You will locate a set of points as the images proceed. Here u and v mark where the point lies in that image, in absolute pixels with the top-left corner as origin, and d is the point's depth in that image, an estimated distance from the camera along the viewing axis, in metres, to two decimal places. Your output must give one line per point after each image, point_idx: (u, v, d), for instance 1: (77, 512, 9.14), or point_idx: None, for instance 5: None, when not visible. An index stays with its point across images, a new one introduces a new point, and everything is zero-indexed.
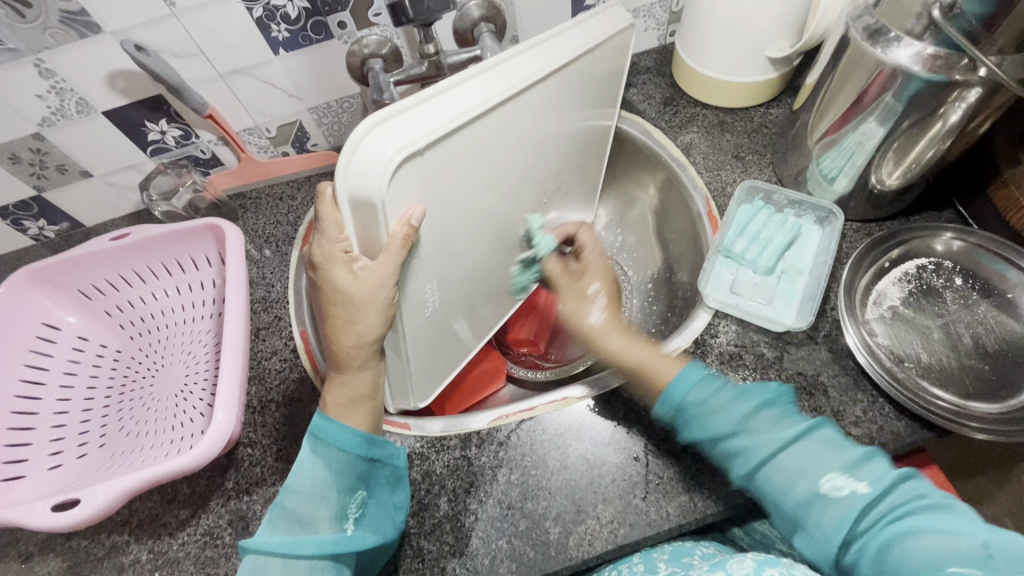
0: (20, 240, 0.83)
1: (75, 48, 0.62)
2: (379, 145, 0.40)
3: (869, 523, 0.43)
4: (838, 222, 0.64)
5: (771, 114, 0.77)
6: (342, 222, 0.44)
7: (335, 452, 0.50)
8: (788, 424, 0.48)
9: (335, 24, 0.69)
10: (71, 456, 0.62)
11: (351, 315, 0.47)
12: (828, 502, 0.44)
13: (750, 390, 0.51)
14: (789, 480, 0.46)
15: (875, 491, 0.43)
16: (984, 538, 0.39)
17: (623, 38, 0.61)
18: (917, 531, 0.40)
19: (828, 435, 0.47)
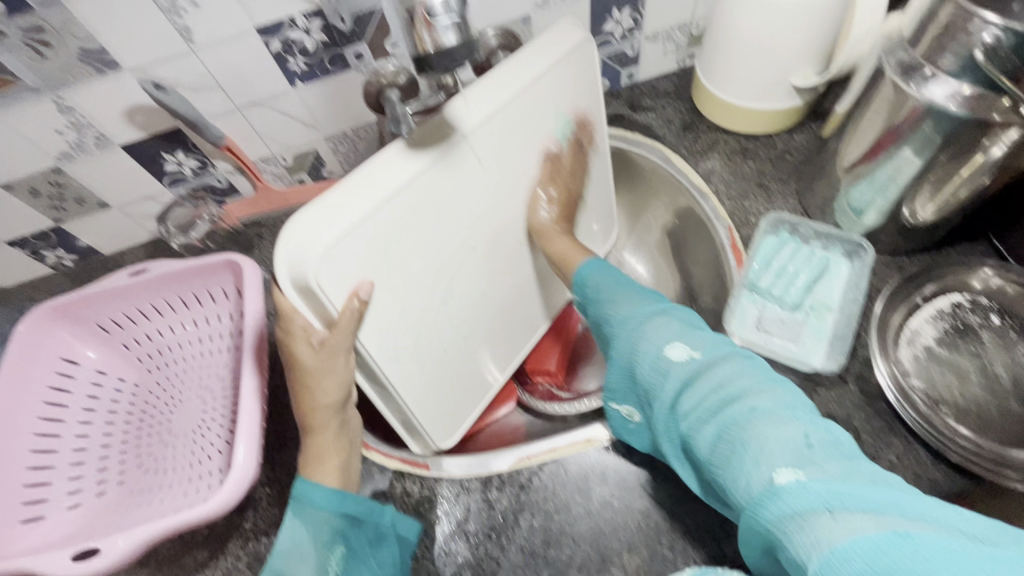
0: (39, 270, 0.83)
1: (94, 85, 0.62)
2: (311, 233, 0.44)
3: (709, 398, 0.46)
4: (869, 257, 0.62)
5: (795, 140, 0.75)
6: (293, 306, 0.48)
7: (311, 510, 0.51)
8: (644, 302, 0.57)
9: (352, 55, 0.68)
10: (91, 494, 0.62)
11: (311, 384, 0.52)
12: (668, 371, 0.50)
13: (627, 282, 0.62)
14: (655, 336, 0.53)
15: (707, 363, 0.48)
16: (807, 427, 0.41)
17: (571, 66, 0.63)
18: (753, 414, 0.42)
19: (691, 323, 0.54)
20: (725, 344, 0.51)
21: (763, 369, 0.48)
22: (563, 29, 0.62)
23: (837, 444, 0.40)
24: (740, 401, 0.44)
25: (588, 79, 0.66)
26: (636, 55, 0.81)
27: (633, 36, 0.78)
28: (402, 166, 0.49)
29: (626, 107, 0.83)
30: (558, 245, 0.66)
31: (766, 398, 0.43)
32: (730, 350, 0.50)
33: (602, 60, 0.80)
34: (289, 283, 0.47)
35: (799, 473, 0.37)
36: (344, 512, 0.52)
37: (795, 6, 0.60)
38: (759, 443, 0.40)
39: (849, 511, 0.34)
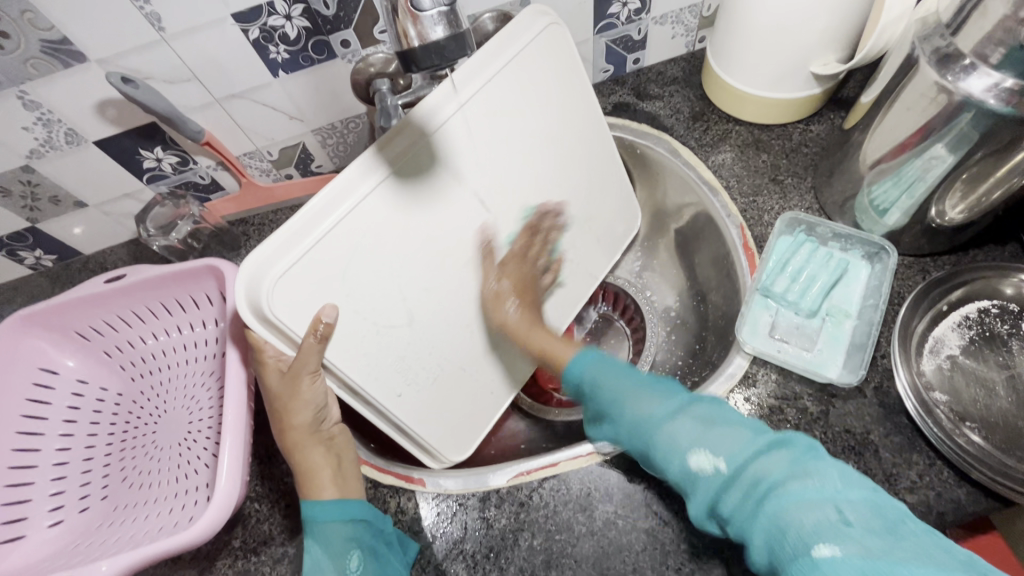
0: (17, 270, 0.80)
1: (60, 78, 0.58)
2: (262, 266, 0.46)
3: (738, 493, 0.42)
4: (891, 260, 0.58)
5: (812, 131, 0.70)
6: (263, 340, 0.49)
7: (328, 525, 0.51)
8: (662, 396, 0.50)
9: (338, 43, 0.63)
10: (73, 510, 0.59)
11: (290, 406, 0.51)
12: (696, 475, 0.44)
13: (629, 372, 0.54)
14: (681, 436, 0.46)
15: (734, 462, 0.43)
16: (839, 503, 0.39)
17: (534, 58, 0.59)
18: (784, 503, 0.40)
19: (708, 415, 0.48)
20: (745, 427, 0.46)
21: (789, 449, 0.44)
22: (522, 18, 0.58)
23: (872, 508, 0.39)
24: (770, 497, 0.41)
25: (560, 66, 0.62)
26: (642, 38, 0.75)
27: (640, 19, 0.72)
28: (353, 185, 0.50)
29: (632, 95, 0.78)
30: (536, 339, 0.61)
31: (799, 484, 0.40)
32: (752, 431, 0.46)
33: (606, 45, 0.75)
34: (254, 323, 0.48)
35: (839, 548, 0.36)
36: (351, 516, 0.52)
37: None
38: (798, 531, 0.38)
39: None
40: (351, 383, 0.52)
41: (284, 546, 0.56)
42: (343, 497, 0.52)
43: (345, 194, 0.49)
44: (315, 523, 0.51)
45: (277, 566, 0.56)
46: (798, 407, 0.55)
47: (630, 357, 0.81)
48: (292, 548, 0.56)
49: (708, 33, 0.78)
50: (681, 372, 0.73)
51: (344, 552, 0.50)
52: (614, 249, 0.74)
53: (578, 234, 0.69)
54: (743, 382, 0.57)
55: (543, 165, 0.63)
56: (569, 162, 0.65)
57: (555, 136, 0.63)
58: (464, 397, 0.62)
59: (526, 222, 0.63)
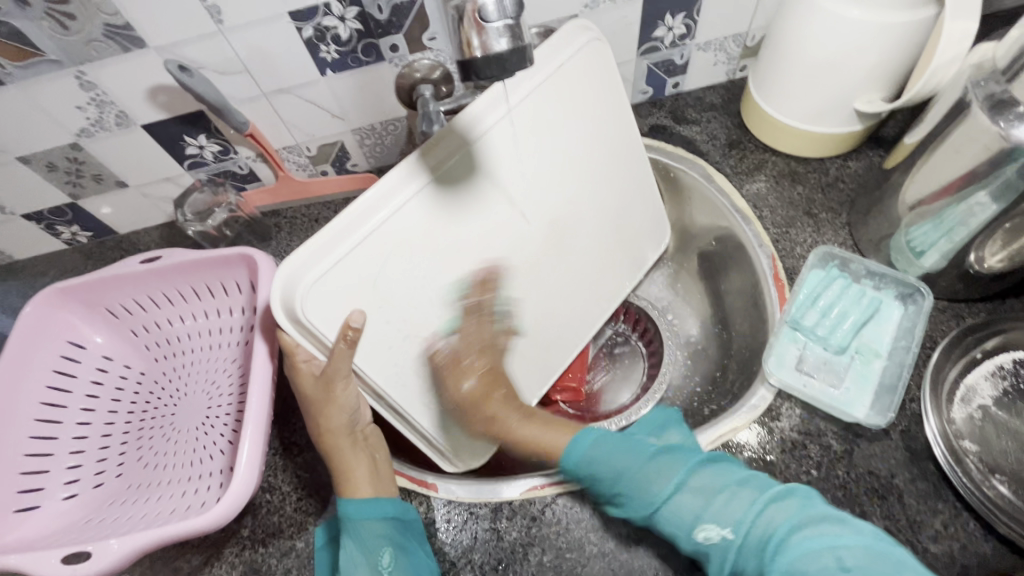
0: (53, 244, 0.81)
1: (118, 62, 0.59)
2: (297, 268, 0.47)
3: (752, 557, 0.41)
4: (926, 302, 0.57)
5: (849, 167, 0.70)
6: (295, 342, 0.50)
7: (364, 523, 0.52)
8: (667, 464, 0.46)
9: (387, 47, 0.65)
10: (88, 485, 0.60)
11: (324, 410, 0.52)
12: (706, 548, 0.43)
13: (626, 442, 0.48)
14: (689, 513, 0.43)
15: (743, 532, 0.42)
16: (843, 548, 0.39)
17: (572, 73, 0.59)
18: (793, 564, 0.39)
19: (706, 483, 0.44)
20: (744, 484, 0.44)
21: (798, 498, 0.43)
22: (564, 33, 0.59)
23: (881, 555, 0.38)
24: (777, 556, 0.40)
25: (598, 82, 0.62)
26: (684, 63, 0.76)
27: (684, 44, 0.73)
28: (393, 190, 0.51)
29: (669, 118, 0.78)
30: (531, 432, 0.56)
31: (809, 534, 0.40)
32: (755, 488, 0.44)
33: (647, 68, 0.75)
34: (287, 325, 0.49)
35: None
36: (385, 514, 0.52)
37: (868, 24, 0.56)
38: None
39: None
40: (377, 386, 0.53)
41: (292, 540, 0.56)
42: (377, 496, 0.53)
43: (385, 198, 0.50)
44: (349, 521, 0.52)
45: (284, 560, 0.55)
46: (822, 444, 0.54)
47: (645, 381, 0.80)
48: (301, 542, 0.56)
49: (750, 63, 0.78)
50: (700, 398, 0.72)
51: (376, 548, 0.51)
52: (640, 268, 0.74)
53: (606, 253, 0.69)
54: (766, 415, 0.56)
55: (576, 181, 0.63)
56: (603, 178, 0.66)
57: (589, 154, 0.64)
58: None
59: (557, 236, 0.63)
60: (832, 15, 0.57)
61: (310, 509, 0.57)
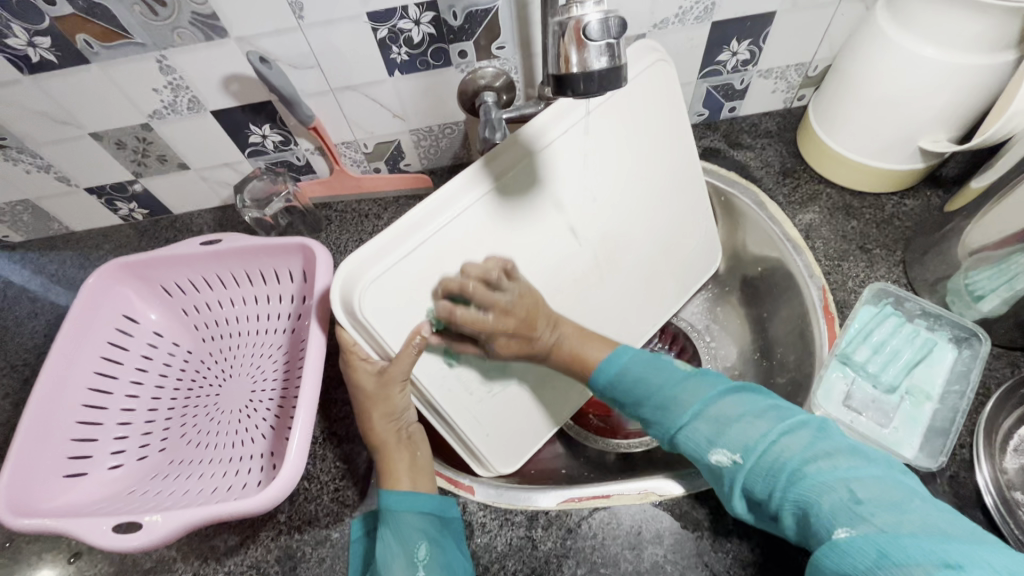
0: (110, 219, 0.84)
1: (199, 49, 0.61)
2: (359, 266, 0.49)
3: (761, 482, 0.42)
4: (983, 348, 0.56)
5: (906, 206, 0.70)
6: (354, 340, 0.52)
7: (405, 515, 0.52)
8: (695, 387, 0.49)
9: (456, 52, 0.66)
10: (133, 457, 0.62)
11: (376, 407, 0.53)
12: (719, 472, 0.44)
13: (663, 367, 0.52)
14: (708, 435, 0.45)
15: (752, 453, 0.43)
16: (856, 482, 0.38)
17: (637, 94, 0.60)
18: (803, 488, 0.39)
19: (726, 407, 0.46)
20: (767, 412, 0.45)
21: (820, 433, 0.43)
22: (632, 53, 0.60)
23: (891, 487, 0.38)
24: (788, 484, 0.40)
25: (662, 103, 0.62)
26: (744, 89, 0.76)
27: (746, 70, 0.73)
28: (457, 195, 0.52)
29: (723, 142, 0.79)
30: None
31: (819, 467, 0.40)
32: (774, 416, 0.44)
33: (706, 90, 0.75)
34: (345, 321, 0.51)
35: (852, 531, 0.36)
36: (425, 510, 0.53)
37: (943, 64, 0.55)
38: (818, 517, 0.38)
39: (910, 561, 0.33)
40: (424, 390, 0.54)
41: (327, 529, 0.57)
42: (415, 488, 0.54)
43: (449, 204, 0.51)
44: (388, 512, 0.52)
45: (318, 548, 0.56)
46: None
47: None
48: (336, 532, 0.57)
49: (808, 93, 0.78)
50: None
51: (413, 540, 0.51)
52: (685, 289, 0.74)
53: (652, 271, 0.68)
54: None
55: (631, 199, 0.63)
56: (658, 201, 0.66)
57: (646, 175, 0.64)
58: (520, 414, 0.61)
59: (608, 253, 0.63)
60: (905, 52, 0.57)
61: (347, 501, 0.58)
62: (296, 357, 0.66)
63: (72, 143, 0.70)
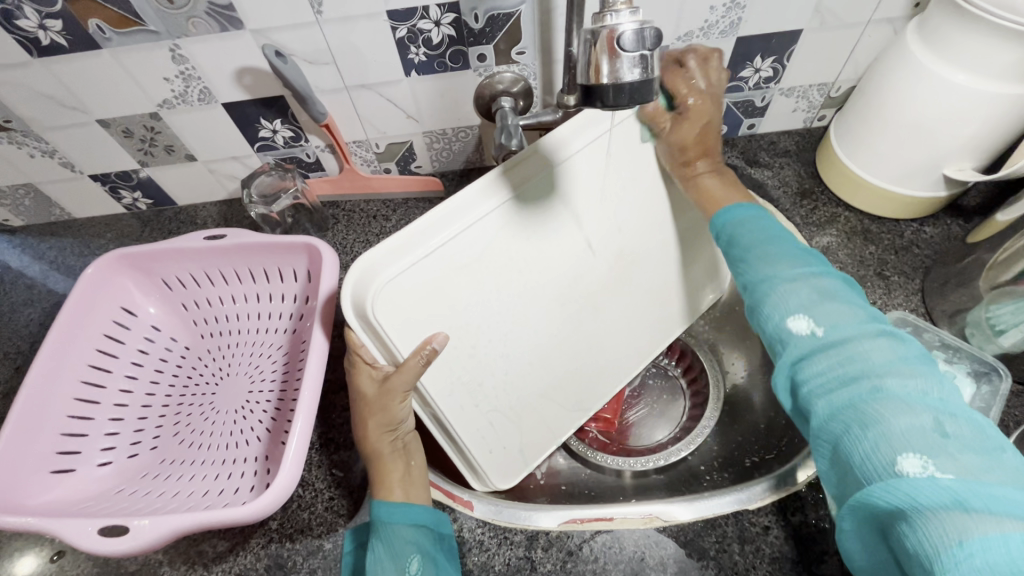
0: (114, 208, 0.82)
1: (213, 40, 0.60)
2: (372, 269, 0.46)
3: (827, 364, 0.39)
4: (1004, 385, 0.54)
5: (925, 233, 0.69)
6: (360, 343, 0.50)
7: (397, 527, 0.50)
8: (796, 262, 0.45)
9: (475, 56, 0.65)
10: (123, 454, 0.60)
11: (377, 415, 0.51)
12: (791, 338, 0.41)
13: (778, 235, 0.49)
14: (795, 304, 0.42)
15: (837, 335, 0.39)
16: (941, 414, 0.34)
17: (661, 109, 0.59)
18: (876, 397, 0.35)
19: (834, 291, 0.42)
20: (864, 309, 0.41)
21: (912, 350, 0.38)
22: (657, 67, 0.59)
23: (978, 431, 0.34)
24: (862, 381, 0.37)
25: None
26: (764, 106, 0.75)
27: (768, 87, 0.72)
28: (474, 202, 0.50)
29: (741, 159, 0.77)
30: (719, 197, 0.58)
31: (904, 382, 0.36)
32: (869, 315, 0.41)
33: (726, 106, 0.74)
34: (355, 323, 0.48)
35: (928, 464, 0.32)
36: (419, 523, 0.51)
37: (974, 91, 0.54)
38: (886, 429, 0.34)
39: (987, 513, 0.29)
40: (431, 402, 0.52)
41: (320, 539, 0.55)
42: (409, 500, 0.52)
43: (465, 211, 0.50)
44: (380, 523, 0.50)
45: (310, 559, 0.54)
46: None
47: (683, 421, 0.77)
48: (329, 543, 0.55)
49: (829, 113, 0.77)
50: (739, 446, 0.71)
51: (404, 554, 0.49)
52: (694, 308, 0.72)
53: (661, 288, 0.67)
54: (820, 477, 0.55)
55: (646, 216, 0.61)
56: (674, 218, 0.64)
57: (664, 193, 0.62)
58: (523, 429, 0.59)
59: (621, 269, 0.61)
60: (937, 77, 0.55)
61: (341, 511, 0.56)
62: (296, 359, 0.65)
63: (79, 129, 0.69)
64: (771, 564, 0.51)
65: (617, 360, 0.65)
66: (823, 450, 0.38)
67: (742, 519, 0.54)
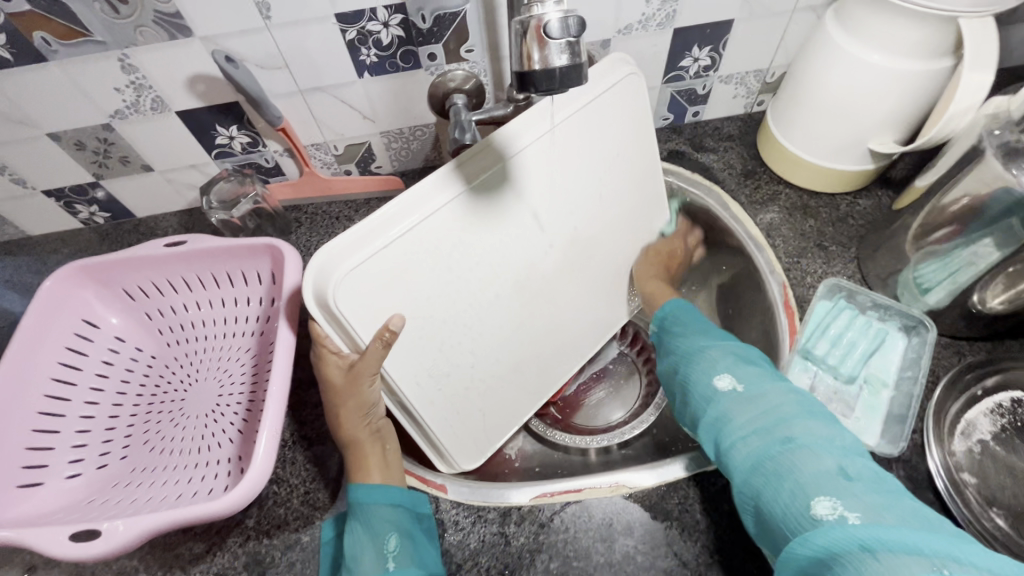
0: (70, 223, 0.81)
1: (162, 48, 0.60)
2: (332, 259, 0.48)
3: (750, 422, 0.46)
4: (931, 335, 0.60)
5: (859, 205, 0.73)
6: (325, 334, 0.51)
7: (375, 509, 0.52)
8: (720, 342, 0.56)
9: (425, 55, 0.67)
10: (92, 465, 0.59)
11: (348, 403, 0.53)
12: (718, 398, 0.50)
13: (704, 324, 0.61)
14: (719, 370, 0.51)
15: (756, 396, 0.48)
16: (841, 460, 0.41)
17: (613, 101, 0.62)
18: (790, 448, 0.42)
19: (751, 360, 0.52)
20: (779, 377, 0.50)
21: (814, 407, 0.47)
22: (604, 63, 0.61)
23: (872, 474, 0.40)
24: (778, 436, 0.44)
25: (634, 112, 0.64)
26: (705, 94, 0.79)
27: (708, 75, 0.76)
28: (430, 193, 0.52)
29: (688, 145, 0.81)
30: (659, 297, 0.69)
31: (811, 435, 0.43)
32: (783, 381, 0.50)
33: (671, 95, 0.78)
34: (316, 312, 0.50)
35: (836, 506, 0.38)
36: (398, 503, 0.53)
37: (887, 68, 0.58)
38: (800, 480, 0.40)
39: (885, 548, 0.34)
40: (395, 389, 0.54)
41: (297, 533, 0.56)
42: (386, 483, 0.54)
43: (420, 202, 0.52)
44: (358, 505, 0.52)
45: (288, 552, 0.55)
46: None
47: (638, 401, 0.80)
48: (306, 535, 0.56)
49: (767, 98, 0.82)
50: None
51: (382, 533, 0.51)
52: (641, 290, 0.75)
53: (612, 271, 0.70)
54: None
55: (594, 200, 0.64)
56: (621, 203, 0.67)
57: (614, 179, 0.65)
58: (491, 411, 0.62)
59: (571, 256, 0.64)
60: (857, 57, 0.59)
61: (318, 503, 0.57)
62: (263, 360, 0.65)
63: (29, 144, 0.68)
64: (731, 520, 0.55)
65: (575, 340, 0.69)
66: (748, 503, 0.44)
67: (702, 480, 0.57)
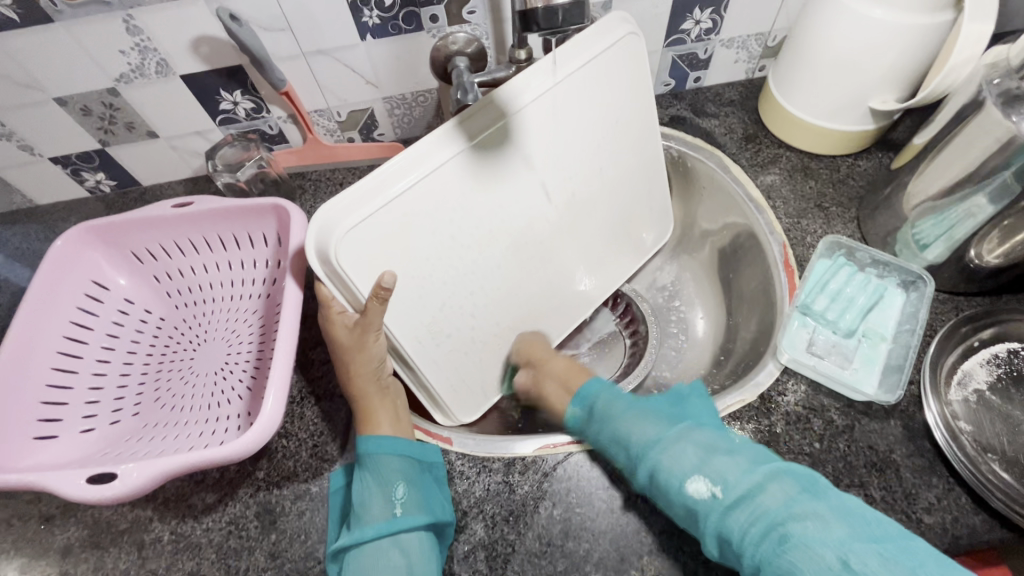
0: (77, 191, 0.82)
1: (166, 8, 0.61)
2: (334, 216, 0.49)
3: (742, 522, 0.43)
4: (928, 288, 0.61)
5: (859, 166, 0.74)
6: (331, 295, 0.53)
7: (383, 460, 0.53)
8: (662, 425, 0.50)
9: (427, 17, 0.67)
10: (105, 420, 0.61)
11: (354, 357, 0.54)
12: (695, 502, 0.45)
13: (636, 399, 0.55)
14: (681, 467, 0.46)
15: (735, 494, 0.44)
16: (844, 552, 0.39)
17: (612, 62, 0.62)
18: (791, 550, 0.40)
19: (710, 441, 0.48)
20: (743, 453, 0.46)
21: (797, 481, 0.44)
22: (603, 24, 0.61)
23: (879, 551, 0.39)
24: (775, 532, 0.41)
25: (634, 74, 0.64)
26: (707, 58, 0.79)
27: (709, 39, 0.76)
28: (431, 150, 0.53)
29: (689, 110, 0.81)
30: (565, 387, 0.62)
31: (805, 530, 0.41)
32: (749, 458, 0.46)
33: (672, 59, 0.78)
34: (321, 272, 0.51)
35: None
36: (405, 454, 0.54)
37: (889, 24, 0.58)
38: None
39: None
40: (398, 346, 0.55)
41: (306, 483, 0.57)
42: (397, 435, 0.55)
43: (419, 160, 0.52)
44: (367, 455, 0.53)
45: (298, 502, 0.56)
46: (824, 417, 0.57)
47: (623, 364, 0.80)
48: (315, 486, 0.57)
49: (768, 63, 0.82)
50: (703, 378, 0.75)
51: (390, 481, 0.52)
52: (639, 254, 0.76)
53: (611, 233, 0.71)
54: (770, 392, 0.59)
55: (593, 161, 0.65)
56: (621, 165, 0.68)
57: (614, 141, 0.66)
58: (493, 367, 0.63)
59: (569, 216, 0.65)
60: (859, 11, 0.59)
61: (326, 456, 0.59)
62: (270, 321, 0.66)
63: (35, 109, 0.69)
64: None
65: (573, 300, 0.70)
66: None
67: None
